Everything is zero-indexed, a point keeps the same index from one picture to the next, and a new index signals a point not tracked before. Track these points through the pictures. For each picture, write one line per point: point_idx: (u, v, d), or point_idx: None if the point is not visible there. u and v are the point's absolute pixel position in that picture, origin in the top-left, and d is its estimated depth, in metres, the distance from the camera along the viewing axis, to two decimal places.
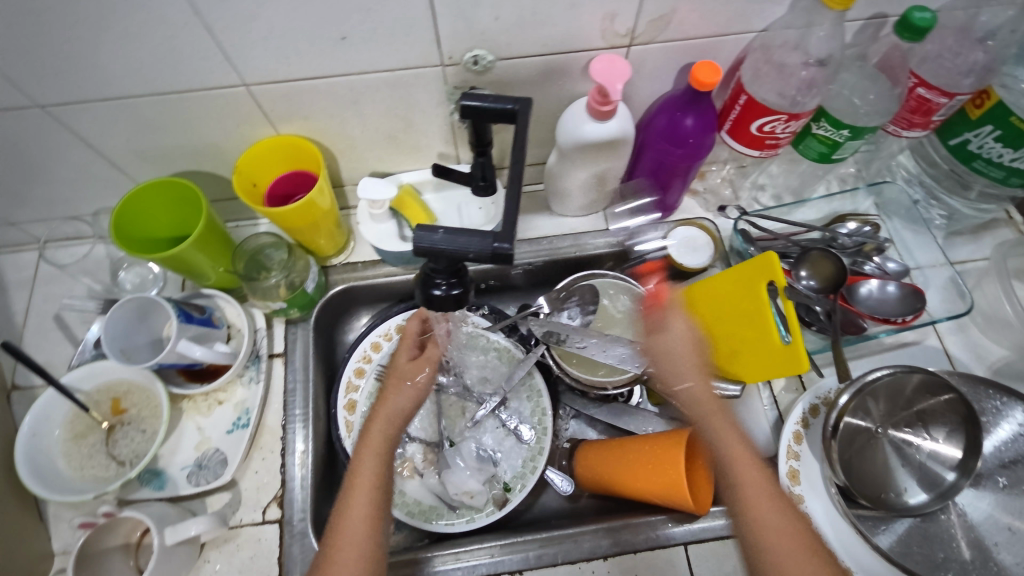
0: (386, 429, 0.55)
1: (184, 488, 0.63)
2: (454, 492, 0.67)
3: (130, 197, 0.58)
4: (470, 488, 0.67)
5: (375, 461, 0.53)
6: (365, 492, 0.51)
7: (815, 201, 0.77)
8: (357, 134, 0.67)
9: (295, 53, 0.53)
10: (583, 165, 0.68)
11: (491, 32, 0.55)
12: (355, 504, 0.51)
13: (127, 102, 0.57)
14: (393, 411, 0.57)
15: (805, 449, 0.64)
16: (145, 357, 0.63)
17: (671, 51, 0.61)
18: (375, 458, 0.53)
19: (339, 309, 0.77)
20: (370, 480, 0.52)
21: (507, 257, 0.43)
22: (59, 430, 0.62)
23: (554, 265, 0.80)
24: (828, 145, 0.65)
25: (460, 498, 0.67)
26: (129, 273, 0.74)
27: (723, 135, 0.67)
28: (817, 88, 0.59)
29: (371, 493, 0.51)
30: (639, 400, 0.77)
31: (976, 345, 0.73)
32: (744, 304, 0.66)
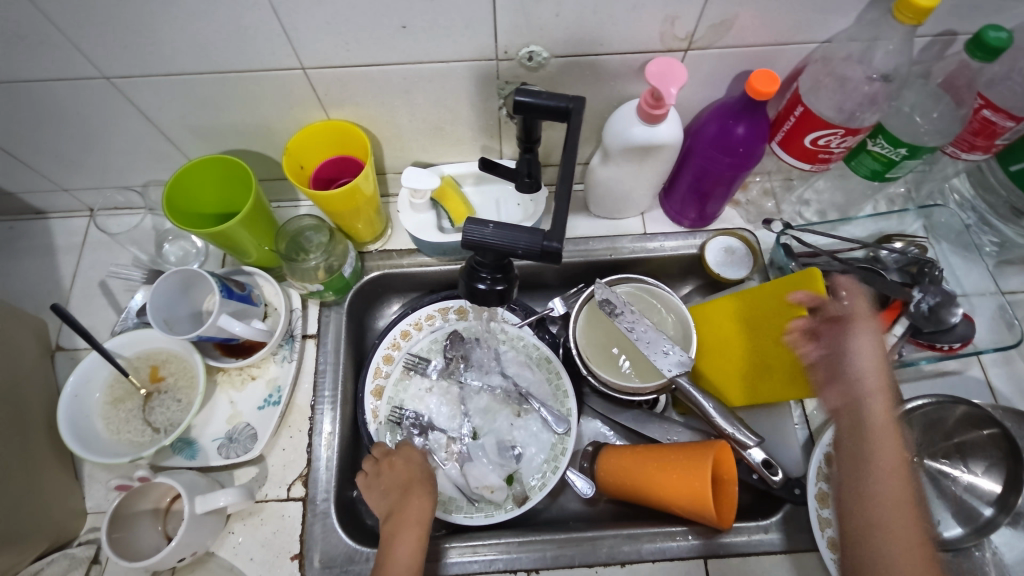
0: (415, 532, 0.56)
1: (215, 459, 0.64)
2: (474, 485, 0.67)
3: (183, 170, 0.59)
4: (491, 482, 0.67)
5: (414, 543, 0.56)
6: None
7: (862, 218, 0.74)
8: (404, 123, 0.67)
9: (354, 39, 0.54)
10: (628, 167, 0.68)
11: (550, 29, 0.55)
12: (400, 550, 0.55)
13: (186, 79, 0.58)
14: (415, 520, 0.57)
15: (835, 473, 0.63)
16: (185, 328, 0.65)
17: (729, 58, 0.60)
18: (413, 540, 0.56)
19: (372, 295, 0.78)
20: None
21: (555, 256, 0.43)
22: (99, 394, 0.64)
23: (588, 266, 0.80)
24: (882, 163, 0.63)
25: (480, 492, 0.67)
26: (174, 247, 0.74)
27: (773, 147, 0.66)
28: (879, 104, 0.58)
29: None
30: (664, 408, 0.77)
31: (1020, 379, 0.70)
32: (783, 320, 0.65)
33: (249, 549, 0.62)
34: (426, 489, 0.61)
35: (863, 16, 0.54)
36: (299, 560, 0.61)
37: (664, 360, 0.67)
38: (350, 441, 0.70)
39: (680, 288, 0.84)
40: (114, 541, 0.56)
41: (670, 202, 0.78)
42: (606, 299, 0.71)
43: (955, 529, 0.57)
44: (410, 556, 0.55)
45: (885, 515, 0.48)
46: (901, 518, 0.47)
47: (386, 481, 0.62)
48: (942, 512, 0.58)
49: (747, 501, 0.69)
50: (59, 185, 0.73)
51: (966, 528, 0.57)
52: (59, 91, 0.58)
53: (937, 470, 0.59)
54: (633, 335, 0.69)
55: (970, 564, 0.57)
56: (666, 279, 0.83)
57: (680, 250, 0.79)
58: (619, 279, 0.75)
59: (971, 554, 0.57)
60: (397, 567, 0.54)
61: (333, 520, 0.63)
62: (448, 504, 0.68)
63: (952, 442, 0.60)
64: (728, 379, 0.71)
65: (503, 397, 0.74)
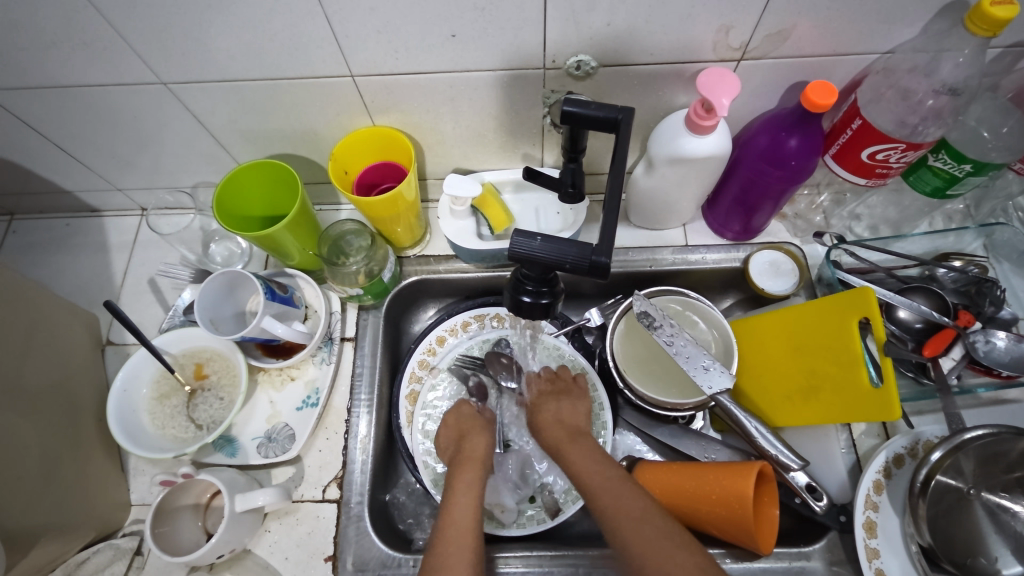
0: (478, 464, 0.62)
1: (253, 458, 0.65)
2: (488, 501, 0.67)
3: (234, 174, 0.61)
4: (503, 501, 0.66)
5: (473, 477, 0.60)
6: (464, 525, 0.54)
7: (918, 236, 0.71)
8: (448, 130, 0.67)
9: (404, 47, 0.54)
10: (673, 179, 0.67)
11: (600, 38, 0.54)
12: (461, 482, 0.59)
13: (239, 84, 0.59)
14: (476, 456, 0.63)
15: (884, 501, 0.60)
16: (229, 328, 0.66)
17: (783, 69, 0.58)
18: (472, 474, 0.60)
19: (409, 299, 0.78)
20: (468, 507, 0.56)
21: (604, 271, 0.42)
22: (146, 389, 0.66)
23: (626, 277, 0.78)
24: (944, 179, 0.60)
25: (491, 509, 0.66)
26: (219, 247, 0.76)
27: (826, 160, 0.64)
28: (943, 119, 0.55)
29: (470, 516, 0.55)
30: (702, 425, 0.76)
31: None
32: (832, 339, 0.63)
33: (284, 548, 0.63)
34: (482, 434, 0.66)
35: (930, 26, 0.52)
36: (333, 562, 0.62)
37: (704, 377, 0.66)
38: (384, 444, 0.71)
39: (720, 302, 0.82)
40: (158, 535, 0.57)
41: (713, 213, 0.77)
42: (644, 312, 0.69)
43: (1016, 568, 0.53)
44: (471, 488, 0.58)
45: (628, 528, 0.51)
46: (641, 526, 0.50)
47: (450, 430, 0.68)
48: (1000, 548, 0.54)
49: (788, 525, 0.66)
50: (114, 184, 0.76)
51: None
52: (120, 95, 0.60)
53: (997, 504, 0.55)
54: (673, 351, 0.67)
55: None
56: (706, 291, 0.81)
57: (722, 263, 0.77)
58: (659, 292, 0.74)
59: None
60: (460, 495, 0.57)
61: (366, 524, 0.63)
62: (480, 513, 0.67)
63: (1014, 476, 0.55)
64: (769, 398, 0.69)
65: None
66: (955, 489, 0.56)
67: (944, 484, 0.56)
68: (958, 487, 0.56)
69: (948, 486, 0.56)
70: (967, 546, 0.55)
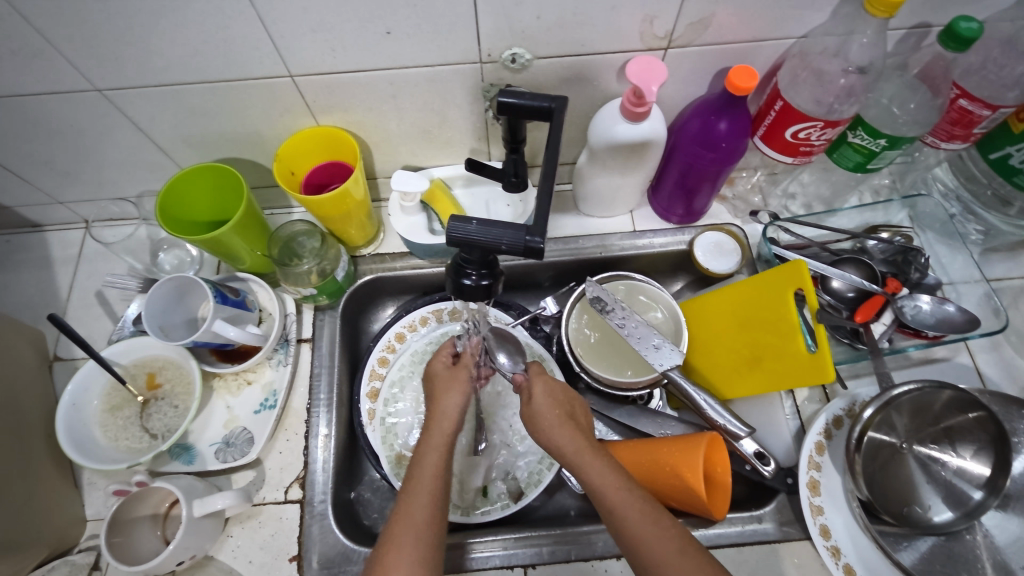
0: (445, 427, 0.56)
1: (211, 463, 0.65)
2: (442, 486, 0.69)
3: (176, 179, 0.60)
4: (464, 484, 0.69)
5: (435, 466, 0.53)
6: (425, 500, 0.50)
7: (848, 210, 0.76)
8: (393, 127, 0.68)
9: (339, 46, 0.55)
10: (615, 166, 0.69)
11: (531, 31, 0.56)
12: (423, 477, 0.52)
13: (177, 89, 0.59)
14: (446, 418, 0.57)
15: (826, 461, 0.63)
16: (181, 334, 0.65)
17: (709, 55, 0.61)
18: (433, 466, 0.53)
19: (365, 298, 0.78)
20: (429, 488, 0.51)
21: (539, 251, 0.43)
22: (98, 401, 0.65)
23: (579, 264, 0.80)
24: (864, 154, 0.64)
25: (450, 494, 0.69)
26: (169, 255, 0.75)
27: (755, 141, 0.67)
28: (856, 96, 0.59)
29: (431, 494, 0.51)
30: (659, 403, 0.78)
31: (1009, 365, 0.70)
32: (771, 311, 0.66)
33: (248, 551, 0.62)
34: (454, 402, 0.59)
35: (839, 11, 0.55)
36: (298, 562, 0.62)
37: (655, 354, 0.68)
38: (347, 442, 0.71)
39: (670, 284, 0.85)
40: (114, 546, 0.56)
41: (657, 198, 0.79)
42: (596, 297, 0.72)
43: (946, 514, 0.58)
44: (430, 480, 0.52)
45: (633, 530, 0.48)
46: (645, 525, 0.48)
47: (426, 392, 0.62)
48: (932, 497, 0.59)
49: (741, 492, 0.69)
50: (55, 198, 0.74)
51: (957, 512, 0.58)
52: (53, 105, 0.59)
53: (927, 456, 0.60)
54: (625, 332, 0.70)
55: (962, 547, 0.58)
56: (656, 275, 0.84)
57: (669, 246, 0.80)
58: (610, 277, 0.76)
59: (962, 538, 0.58)
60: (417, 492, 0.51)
61: (330, 521, 0.63)
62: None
63: (941, 427, 0.60)
64: (718, 373, 0.72)
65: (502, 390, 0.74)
66: (890, 444, 0.60)
67: (877, 440, 0.59)
68: (892, 442, 0.60)
69: (883, 443, 0.60)
70: (903, 497, 0.59)
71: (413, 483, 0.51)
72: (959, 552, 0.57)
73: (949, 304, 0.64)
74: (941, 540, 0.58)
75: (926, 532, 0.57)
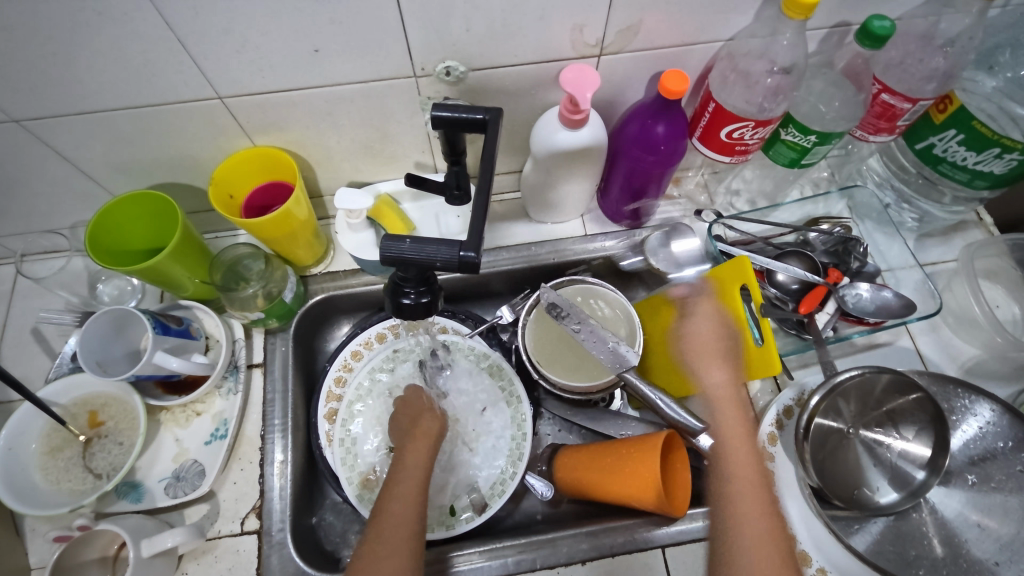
0: (425, 446, 0.61)
1: (161, 500, 0.63)
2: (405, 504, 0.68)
3: (106, 209, 0.58)
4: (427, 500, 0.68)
5: (414, 480, 0.57)
6: (407, 510, 0.54)
7: (788, 205, 0.78)
8: (333, 145, 0.67)
9: (268, 66, 0.54)
10: (560, 173, 0.70)
11: (462, 43, 0.56)
12: (401, 494, 0.56)
13: (101, 116, 0.57)
14: (425, 439, 0.62)
15: (779, 450, 0.65)
16: (121, 368, 0.63)
17: (641, 60, 0.62)
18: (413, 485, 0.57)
19: (318, 318, 0.77)
20: (409, 499, 0.55)
21: (474, 266, 0.43)
22: (36, 444, 0.62)
23: (533, 271, 0.81)
24: (797, 151, 0.66)
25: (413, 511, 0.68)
26: (108, 286, 0.73)
27: (694, 142, 0.69)
28: (783, 95, 0.60)
29: (411, 504, 0.55)
30: (620, 404, 0.78)
31: (947, 345, 0.73)
32: (720, 308, 0.67)
33: None
34: (434, 426, 0.65)
35: (761, 13, 0.57)
36: None
37: (611, 356, 0.68)
38: (305, 466, 0.70)
39: (625, 285, 0.86)
40: None
41: (606, 202, 0.80)
42: (551, 303, 0.72)
43: (892, 495, 0.60)
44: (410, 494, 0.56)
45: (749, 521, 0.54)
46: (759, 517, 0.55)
47: (403, 415, 0.67)
48: (879, 479, 0.61)
49: (702, 487, 0.70)
50: None
51: (903, 492, 0.60)
52: None
53: (872, 440, 0.62)
54: (581, 336, 0.70)
55: (909, 526, 0.60)
56: (611, 277, 0.85)
57: (621, 248, 0.80)
58: (564, 282, 0.77)
59: (909, 516, 0.60)
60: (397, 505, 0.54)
61: (289, 549, 0.62)
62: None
63: (884, 410, 0.62)
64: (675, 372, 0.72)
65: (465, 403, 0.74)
66: (838, 430, 0.62)
67: (826, 427, 0.61)
68: (840, 428, 0.62)
69: (831, 429, 0.62)
70: (852, 481, 0.61)
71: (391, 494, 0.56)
72: (906, 531, 0.60)
73: (887, 290, 0.67)
74: (889, 521, 0.60)
75: (874, 513, 0.59)
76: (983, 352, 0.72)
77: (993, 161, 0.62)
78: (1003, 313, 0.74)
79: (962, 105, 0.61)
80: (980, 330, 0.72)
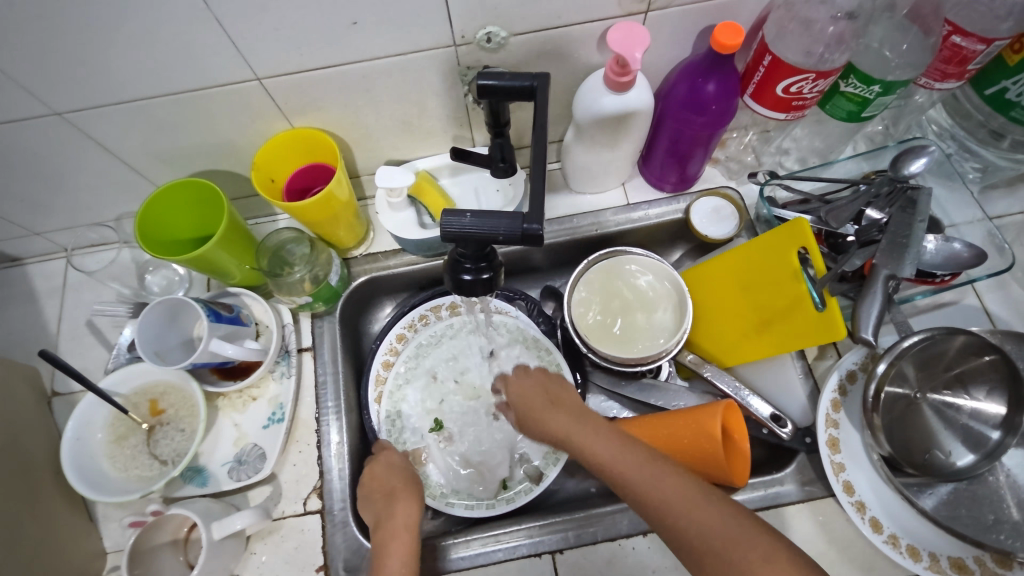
0: (408, 511, 0.58)
1: (226, 483, 0.64)
2: (454, 481, 0.69)
3: (153, 197, 0.58)
4: (485, 474, 0.69)
5: (409, 508, 0.58)
6: (407, 508, 0.58)
7: (844, 161, 0.74)
8: (371, 122, 0.65)
9: (305, 42, 0.53)
10: (602, 140, 0.67)
11: (503, 7, 0.53)
12: (399, 512, 0.58)
13: (141, 103, 0.56)
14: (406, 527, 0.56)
15: (843, 418, 0.63)
16: (178, 356, 0.64)
17: (690, 14, 0.58)
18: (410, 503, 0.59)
19: (363, 299, 0.76)
20: (407, 521, 0.57)
21: (538, 238, 0.42)
22: (102, 434, 0.63)
23: (576, 243, 0.79)
24: (857, 103, 0.63)
25: (466, 486, 0.68)
26: (156, 277, 0.74)
27: (744, 99, 0.66)
28: (846, 44, 0.56)
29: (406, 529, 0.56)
30: (669, 374, 0.76)
31: (1016, 302, 0.70)
32: (776, 272, 0.65)
33: (273, 566, 0.61)
34: (411, 493, 0.60)
35: None
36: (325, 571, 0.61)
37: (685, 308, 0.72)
38: (360, 447, 0.70)
39: (671, 254, 0.84)
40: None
41: (649, 168, 0.77)
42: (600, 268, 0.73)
43: (968, 457, 0.58)
44: (408, 520, 0.57)
45: (675, 527, 0.47)
46: (673, 504, 0.48)
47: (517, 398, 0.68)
48: (952, 442, 0.59)
49: (760, 455, 0.69)
50: (31, 230, 0.71)
51: (978, 454, 0.58)
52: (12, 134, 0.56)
53: (942, 402, 0.60)
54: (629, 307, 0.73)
55: (985, 489, 0.58)
56: (655, 245, 0.83)
57: (666, 216, 0.78)
58: (607, 254, 0.75)
59: (985, 480, 0.58)
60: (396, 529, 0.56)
61: (353, 527, 0.62)
62: (449, 495, 0.68)
63: (953, 373, 0.60)
64: (725, 342, 0.72)
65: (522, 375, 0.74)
66: (904, 396, 0.60)
67: (893, 393, 0.60)
68: (907, 394, 0.60)
69: (898, 394, 0.60)
70: (923, 445, 0.59)
71: (388, 526, 0.56)
72: (983, 494, 0.57)
73: (958, 241, 0.64)
74: (963, 484, 0.58)
75: (947, 479, 0.58)
76: None
77: None
78: None
79: None
80: None
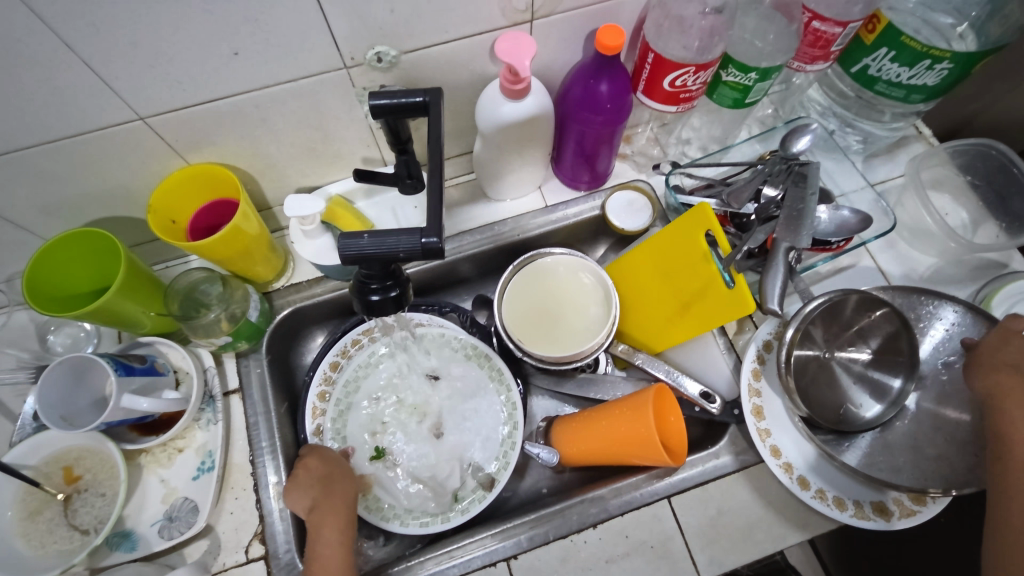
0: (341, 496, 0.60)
1: (157, 544, 0.60)
2: (406, 502, 0.68)
3: (40, 253, 0.55)
4: (435, 491, 0.68)
5: (341, 495, 0.60)
6: (342, 492, 0.60)
7: (740, 144, 0.79)
8: (273, 151, 0.64)
9: (188, 77, 0.51)
10: (509, 148, 0.69)
11: (389, 26, 0.53)
12: (333, 498, 0.59)
13: (14, 155, 0.53)
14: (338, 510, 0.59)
15: (764, 386, 0.67)
16: (89, 419, 0.61)
17: (574, 19, 0.60)
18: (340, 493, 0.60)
19: (291, 332, 0.74)
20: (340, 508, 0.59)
21: (438, 251, 0.42)
22: (12, 511, 0.58)
23: (500, 250, 0.80)
24: (739, 90, 0.67)
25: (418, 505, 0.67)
26: (60, 336, 0.70)
27: (638, 96, 0.69)
28: (719, 36, 0.59)
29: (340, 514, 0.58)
30: (606, 367, 0.78)
31: (906, 258, 0.76)
32: (687, 256, 0.67)
33: None
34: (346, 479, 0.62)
35: None
36: None
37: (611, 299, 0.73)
38: None
39: (594, 250, 0.86)
40: None
41: (561, 169, 0.80)
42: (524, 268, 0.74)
43: (876, 408, 0.62)
44: (339, 505, 0.59)
45: None
46: None
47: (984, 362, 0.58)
48: (861, 396, 0.63)
49: (697, 432, 0.72)
50: None
51: (884, 403, 0.62)
52: None
53: (847, 359, 0.64)
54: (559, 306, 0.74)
55: (893, 435, 0.62)
56: (578, 243, 0.85)
57: (584, 214, 0.80)
58: (530, 258, 0.76)
59: (893, 426, 0.62)
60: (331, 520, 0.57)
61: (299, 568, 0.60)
62: (402, 516, 0.67)
63: (854, 330, 0.64)
64: (651, 328, 0.75)
65: (461, 388, 0.74)
66: (815, 357, 0.64)
67: (803, 355, 0.64)
68: (817, 354, 0.64)
69: (807, 356, 0.64)
70: (837, 401, 0.63)
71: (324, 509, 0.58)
72: (892, 440, 0.62)
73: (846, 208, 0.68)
74: (876, 433, 0.62)
75: (861, 429, 0.61)
76: (939, 259, 0.75)
77: (925, 73, 0.63)
78: (953, 220, 0.77)
79: (890, 23, 0.62)
80: (935, 238, 0.75)
